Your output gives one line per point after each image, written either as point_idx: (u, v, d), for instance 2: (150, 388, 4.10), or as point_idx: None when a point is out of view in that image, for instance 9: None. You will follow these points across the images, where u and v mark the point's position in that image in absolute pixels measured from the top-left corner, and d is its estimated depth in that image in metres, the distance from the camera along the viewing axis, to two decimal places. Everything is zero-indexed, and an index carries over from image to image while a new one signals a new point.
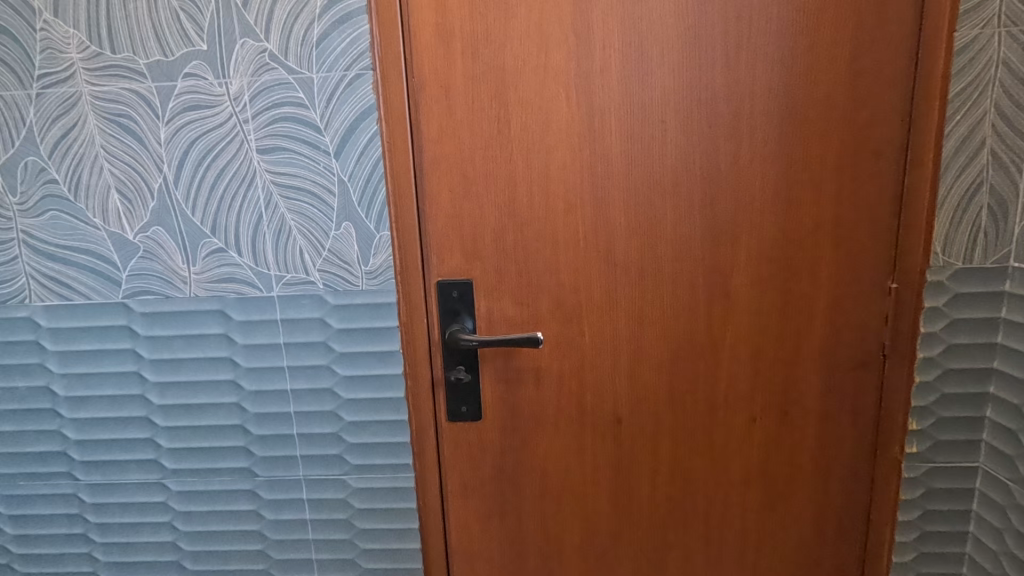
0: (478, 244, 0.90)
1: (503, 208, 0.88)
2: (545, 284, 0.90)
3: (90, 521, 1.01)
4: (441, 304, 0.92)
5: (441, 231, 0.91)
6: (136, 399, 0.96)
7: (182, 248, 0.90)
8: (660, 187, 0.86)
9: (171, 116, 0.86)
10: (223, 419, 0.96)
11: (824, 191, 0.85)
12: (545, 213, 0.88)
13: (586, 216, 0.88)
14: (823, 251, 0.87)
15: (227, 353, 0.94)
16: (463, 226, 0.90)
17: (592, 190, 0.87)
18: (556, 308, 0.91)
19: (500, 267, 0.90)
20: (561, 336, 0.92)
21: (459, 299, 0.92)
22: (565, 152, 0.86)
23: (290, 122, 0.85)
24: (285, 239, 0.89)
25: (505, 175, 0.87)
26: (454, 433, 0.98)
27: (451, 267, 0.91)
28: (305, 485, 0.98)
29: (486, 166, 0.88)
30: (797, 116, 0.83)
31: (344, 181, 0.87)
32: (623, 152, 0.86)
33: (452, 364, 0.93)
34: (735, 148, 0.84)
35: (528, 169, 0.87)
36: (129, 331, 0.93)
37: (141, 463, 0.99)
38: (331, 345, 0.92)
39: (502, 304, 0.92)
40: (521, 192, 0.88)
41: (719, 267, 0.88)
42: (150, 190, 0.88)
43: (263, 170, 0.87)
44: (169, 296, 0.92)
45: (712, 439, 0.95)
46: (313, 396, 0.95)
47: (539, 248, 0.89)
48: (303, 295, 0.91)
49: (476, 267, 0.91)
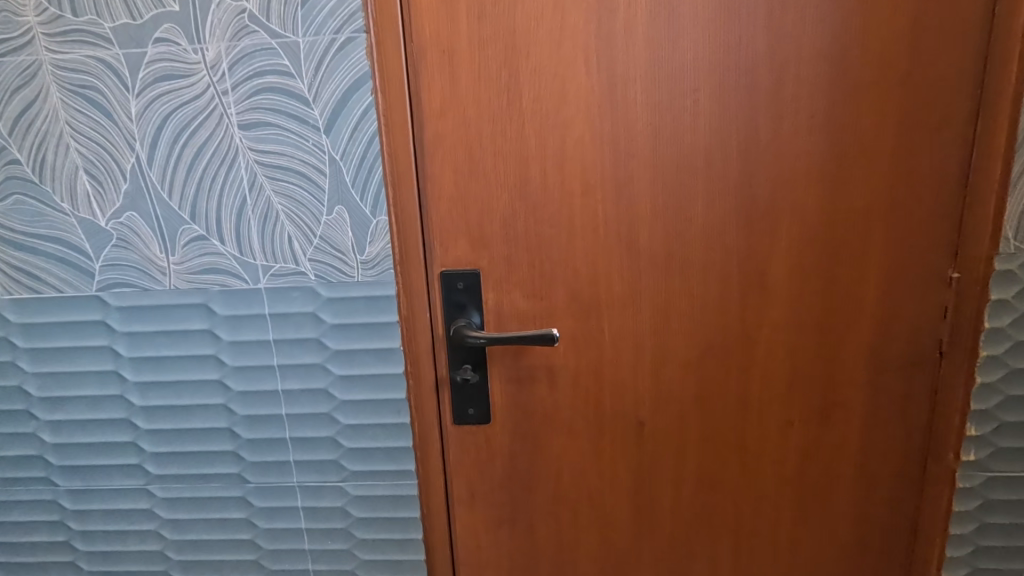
0: (486, 231, 0.81)
1: (514, 190, 0.79)
2: (561, 275, 0.81)
3: (72, 529, 0.94)
4: (445, 297, 0.83)
5: (445, 216, 0.81)
6: (115, 401, 0.88)
7: (159, 236, 0.81)
8: (692, 165, 0.76)
9: (142, 88, 0.77)
10: (210, 422, 0.89)
11: (879, 168, 0.75)
12: (562, 196, 0.78)
13: (607, 199, 0.78)
14: (875, 237, 0.77)
15: (212, 351, 0.86)
16: (469, 210, 0.80)
17: (614, 169, 0.77)
18: (573, 302, 0.82)
19: (511, 256, 0.81)
20: (579, 333, 0.83)
21: (465, 291, 0.83)
22: (584, 125, 0.76)
23: (275, 93, 0.76)
24: (272, 225, 0.81)
25: (516, 153, 0.78)
26: (461, 438, 0.89)
27: (457, 256, 0.82)
28: (300, 492, 0.91)
29: (494, 143, 0.78)
30: (851, 82, 0.73)
31: (336, 159, 0.78)
32: (650, 125, 0.75)
33: (458, 363, 0.85)
34: (779, 120, 0.74)
35: (541, 146, 0.77)
36: (106, 327, 0.85)
37: (124, 468, 0.91)
38: (325, 342, 0.84)
39: (513, 298, 0.83)
40: (534, 172, 0.78)
41: (759, 254, 0.78)
42: (122, 171, 0.80)
43: (245, 148, 0.78)
44: (147, 289, 0.84)
45: (743, 444, 0.86)
46: (306, 397, 0.87)
47: (554, 235, 0.80)
48: (293, 288, 0.83)
49: (485, 256, 0.82)
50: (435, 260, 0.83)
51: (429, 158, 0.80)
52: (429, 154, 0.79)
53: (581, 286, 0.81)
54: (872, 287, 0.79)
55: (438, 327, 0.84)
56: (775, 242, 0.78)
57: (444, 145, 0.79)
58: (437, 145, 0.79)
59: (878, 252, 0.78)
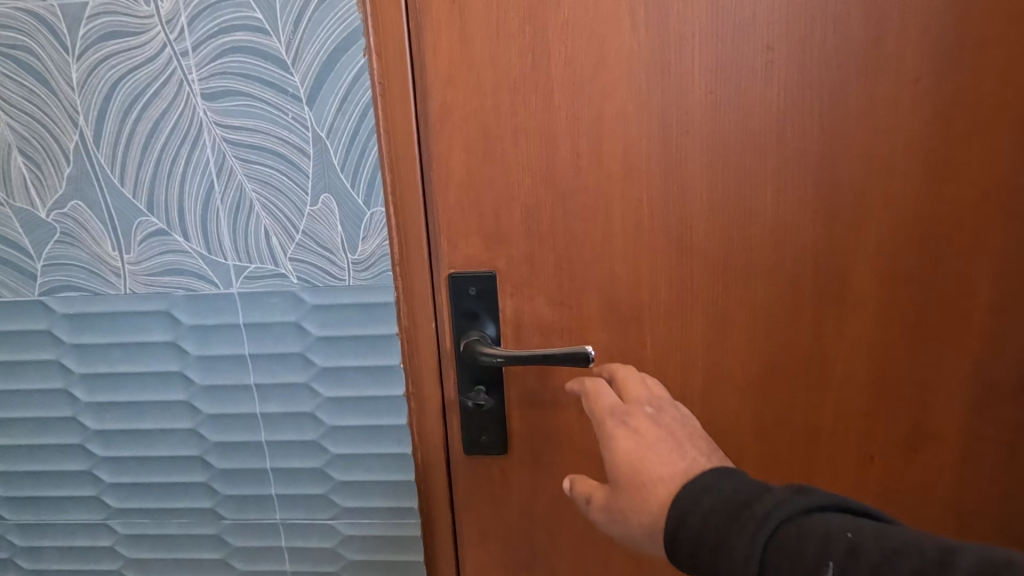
0: (504, 225, 0.66)
1: (539, 175, 0.64)
2: (594, 279, 0.66)
3: (23, 568, 0.82)
4: (454, 305, 0.69)
5: (453, 207, 0.66)
6: (66, 423, 0.75)
7: (111, 230, 0.68)
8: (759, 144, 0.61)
9: (83, 48, 0.63)
10: (177, 449, 0.75)
11: (997, 146, 0.60)
12: (597, 183, 0.64)
13: (652, 187, 0.63)
14: (988, 230, 0.62)
15: (177, 367, 0.72)
16: (484, 200, 0.66)
17: (662, 149, 0.62)
18: (608, 312, 0.67)
19: (533, 257, 0.67)
20: (615, 349, 0.69)
21: (478, 298, 0.68)
22: (628, 95, 0.61)
23: (245, 54, 0.62)
24: (245, 217, 0.67)
25: (542, 129, 0.63)
26: (472, 471, 0.75)
27: (468, 256, 0.68)
28: (284, 530, 0.78)
29: (515, 116, 0.63)
30: (968, 39, 0.58)
31: (321, 137, 0.64)
32: (710, 94, 0.60)
33: (469, 383, 0.70)
34: (872, 87, 0.59)
35: (573, 120, 0.62)
36: (52, 337, 0.72)
37: (79, 500, 0.78)
38: (310, 357, 0.71)
39: (536, 307, 0.68)
40: (564, 152, 0.63)
41: (837, 255, 0.64)
42: (64, 151, 0.66)
43: (210, 123, 0.64)
44: (99, 293, 0.70)
45: (812, 478, 0.71)
46: (288, 422, 0.73)
47: (587, 230, 0.65)
48: (272, 293, 0.69)
49: (502, 256, 0.67)
50: (442, 261, 0.68)
51: (434, 135, 0.64)
52: (434, 131, 0.64)
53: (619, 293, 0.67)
54: (976, 295, 0.64)
55: (444, 341, 0.70)
56: (857, 239, 0.63)
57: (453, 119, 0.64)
58: (444, 119, 0.64)
59: (986, 252, 0.63)
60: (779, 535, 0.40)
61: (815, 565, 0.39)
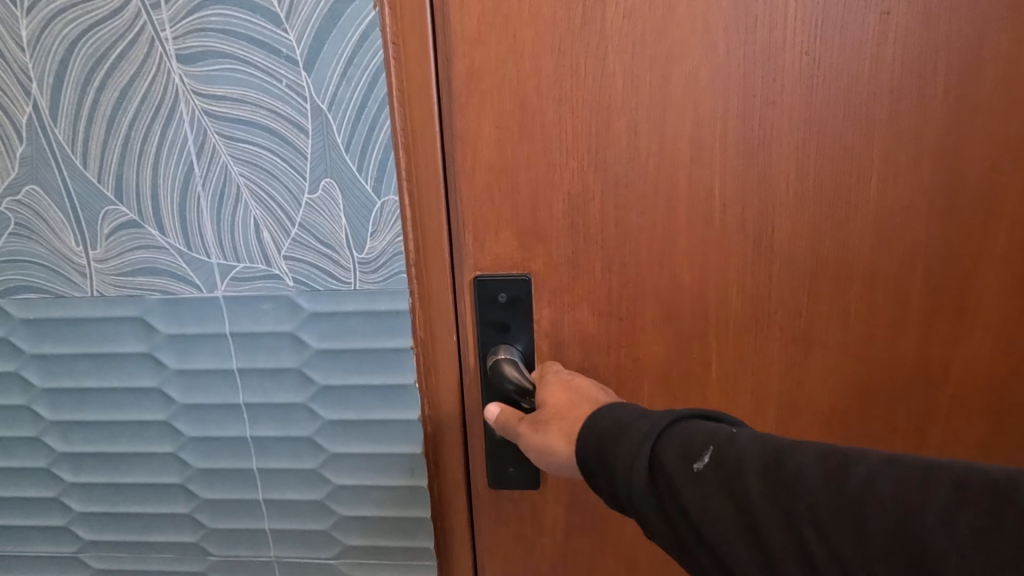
0: (543, 220, 0.55)
1: (587, 159, 0.53)
2: (651, 285, 0.55)
3: None
4: (479, 314, 0.58)
5: (481, 198, 0.55)
6: (30, 444, 0.65)
7: (73, 221, 0.57)
8: (857, 123, 0.51)
9: None
10: (156, 475, 0.65)
11: None
12: (658, 169, 0.52)
13: (726, 174, 0.52)
14: None
15: (154, 382, 0.62)
16: (518, 189, 0.54)
17: (741, 127, 0.51)
18: (666, 324, 0.57)
19: (577, 258, 0.56)
20: (673, 369, 0.58)
21: (508, 307, 0.57)
22: (701, 59, 0.50)
23: (230, 6, 0.51)
24: (231, 206, 0.56)
25: (593, 102, 0.51)
26: (495, 506, 0.64)
27: (498, 256, 0.57)
28: (279, 569, 0.67)
29: (560, 86, 0.51)
30: None
31: (321, 109, 0.52)
32: (807, 55, 0.49)
33: (494, 407, 0.59)
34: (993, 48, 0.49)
35: (631, 91, 0.51)
36: (10, 346, 0.62)
37: (47, 531, 0.68)
38: (308, 374, 0.60)
39: (578, 317, 0.57)
40: (619, 131, 0.52)
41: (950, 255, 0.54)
42: (16, 126, 0.55)
43: (187, 90, 0.53)
44: (62, 296, 0.60)
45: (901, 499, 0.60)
46: (283, 447, 0.63)
47: (645, 227, 0.54)
48: (263, 297, 0.58)
49: (538, 257, 0.56)
50: (466, 263, 0.57)
51: (459, 110, 0.53)
52: (459, 104, 0.53)
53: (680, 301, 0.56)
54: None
55: (468, 357, 0.59)
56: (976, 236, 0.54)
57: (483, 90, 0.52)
58: (472, 89, 0.52)
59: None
60: (671, 438, 0.41)
61: (700, 449, 0.40)
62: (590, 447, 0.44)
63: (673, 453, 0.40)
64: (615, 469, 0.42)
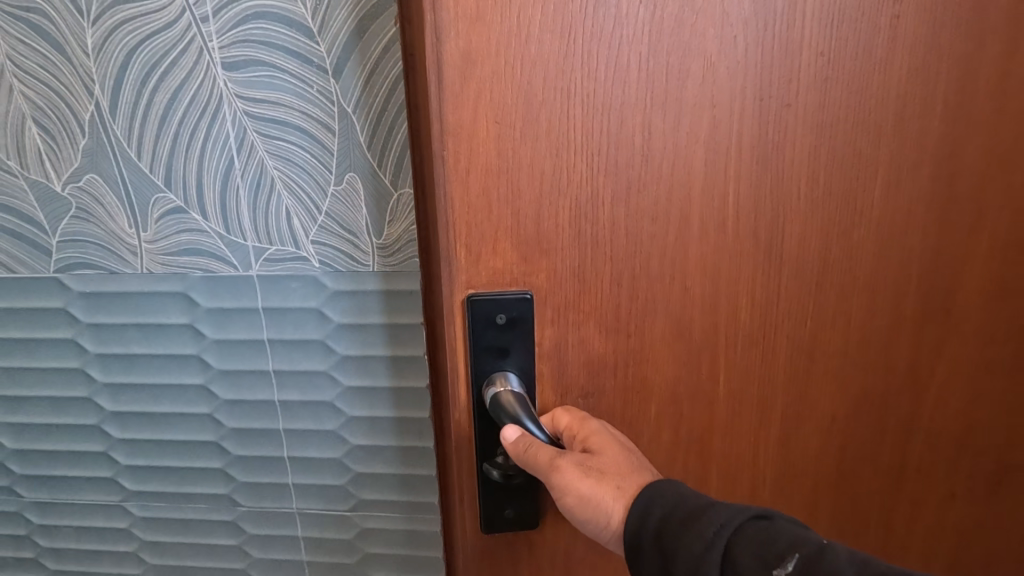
0: (548, 227, 0.44)
1: (598, 158, 0.43)
2: (661, 302, 0.47)
3: (41, 545, 0.81)
4: (473, 341, 0.47)
5: (477, 206, 0.43)
6: (83, 403, 0.73)
7: (126, 206, 0.65)
8: (908, 135, 0.47)
9: (100, 11, 0.59)
10: (194, 433, 0.73)
11: None
12: (673, 173, 0.44)
13: (748, 184, 0.46)
14: None
15: (194, 350, 0.70)
16: (522, 196, 0.43)
17: (767, 124, 0.44)
18: (674, 339, 0.49)
19: (585, 271, 0.46)
20: (681, 389, 0.50)
21: (508, 330, 0.46)
22: (726, 47, 0.42)
23: (269, 20, 0.58)
24: (266, 196, 0.63)
25: (609, 92, 0.42)
26: (488, 557, 0.52)
27: (496, 271, 0.45)
28: (300, 520, 0.76)
29: (569, 73, 0.41)
30: None
31: (347, 112, 0.60)
32: (821, 56, 0.44)
33: (490, 439, 0.49)
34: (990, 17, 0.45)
35: (649, 83, 0.42)
36: (67, 316, 0.70)
37: (96, 481, 0.77)
38: (331, 346, 0.68)
39: (584, 337, 0.48)
40: (634, 127, 0.43)
41: (980, 300, 0.52)
42: (80, 122, 0.63)
43: (230, 94, 0.60)
44: (115, 272, 0.68)
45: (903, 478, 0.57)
46: (307, 411, 0.71)
47: (661, 239, 0.46)
48: (293, 277, 0.66)
49: (541, 270, 0.45)
50: (457, 281, 0.45)
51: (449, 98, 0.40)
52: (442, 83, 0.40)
53: (708, 332, 0.49)
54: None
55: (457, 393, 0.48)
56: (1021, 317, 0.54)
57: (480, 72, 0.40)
58: (469, 73, 0.40)
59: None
60: (741, 535, 0.39)
61: (781, 554, 0.37)
62: (646, 530, 0.41)
63: (749, 553, 0.38)
64: (677, 558, 0.40)
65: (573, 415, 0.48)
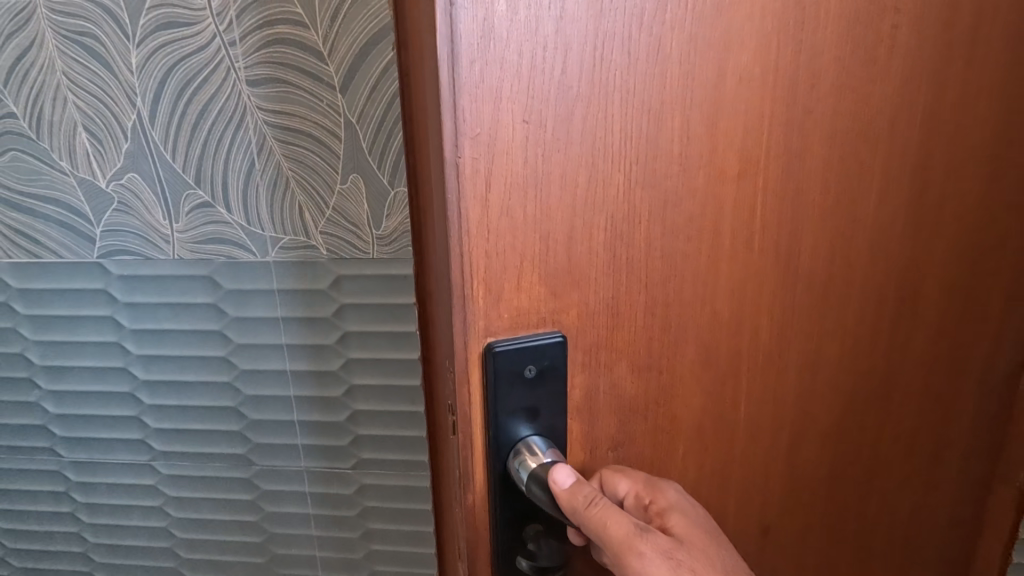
0: (579, 252, 0.35)
1: (637, 168, 0.35)
2: (697, 335, 0.40)
3: (77, 500, 0.92)
4: (490, 396, 0.37)
5: (499, 228, 0.33)
6: (118, 372, 0.84)
7: (161, 201, 0.76)
8: (951, 143, 0.42)
9: (143, 36, 0.70)
10: (215, 399, 0.84)
11: None
12: (709, 183, 0.37)
13: (787, 205, 0.40)
14: None
15: (217, 326, 0.80)
16: (552, 216, 0.34)
17: (808, 133, 0.39)
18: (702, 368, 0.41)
19: (618, 303, 0.37)
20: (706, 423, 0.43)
21: (536, 385, 0.37)
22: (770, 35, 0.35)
23: (285, 45, 0.68)
24: (282, 194, 0.74)
25: (645, 91, 0.33)
26: None
27: (521, 312, 0.35)
28: (307, 477, 0.87)
29: (605, 69, 0.32)
30: None
31: (351, 122, 0.71)
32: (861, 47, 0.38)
33: (517, 514, 0.40)
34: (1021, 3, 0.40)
35: (686, 82, 0.34)
36: (107, 296, 0.80)
37: (127, 442, 0.88)
38: (336, 322, 0.78)
39: (614, 380, 0.39)
40: (671, 133, 0.35)
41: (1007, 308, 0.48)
42: (122, 128, 0.74)
43: (252, 106, 0.71)
44: (150, 258, 0.78)
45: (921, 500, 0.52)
46: (315, 379, 0.82)
47: (700, 270, 0.39)
48: (304, 263, 0.77)
49: (571, 305, 0.36)
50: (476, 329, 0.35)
51: (452, 93, 0.30)
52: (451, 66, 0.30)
53: (756, 376, 0.43)
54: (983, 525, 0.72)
55: (468, 459, 0.38)
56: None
57: (504, 59, 0.30)
58: (486, 59, 0.30)
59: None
60: None
61: None
62: None
63: None
64: None
65: (633, 477, 0.41)
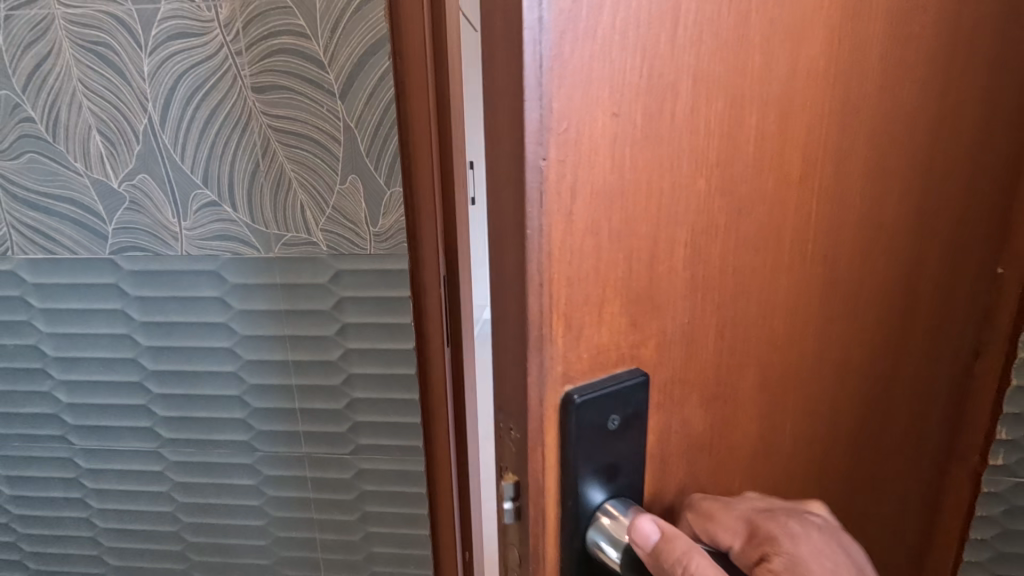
0: (660, 281, 0.34)
1: (708, 182, 0.34)
2: (750, 347, 0.41)
3: (87, 486, 0.96)
4: (567, 448, 0.34)
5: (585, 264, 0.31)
6: (128, 363, 0.89)
7: (171, 200, 0.81)
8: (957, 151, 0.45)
9: (154, 46, 0.74)
10: (221, 388, 0.89)
11: None
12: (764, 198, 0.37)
13: (826, 214, 0.41)
14: None
15: (223, 318, 0.85)
16: (636, 248, 0.33)
17: (844, 145, 0.39)
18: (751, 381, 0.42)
19: (688, 321, 0.37)
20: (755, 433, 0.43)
21: (619, 435, 0.35)
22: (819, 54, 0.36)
23: (289, 54, 0.73)
24: (284, 193, 0.79)
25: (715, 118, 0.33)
26: None
27: (603, 351, 0.33)
28: (308, 462, 0.91)
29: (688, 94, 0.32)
30: None
31: (350, 126, 0.75)
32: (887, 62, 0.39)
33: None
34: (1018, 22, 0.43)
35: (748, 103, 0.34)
36: (118, 290, 0.85)
37: (136, 430, 0.92)
38: (336, 314, 0.83)
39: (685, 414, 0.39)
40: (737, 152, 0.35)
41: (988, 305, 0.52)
42: (135, 132, 0.78)
43: (257, 112, 0.76)
44: (159, 254, 0.83)
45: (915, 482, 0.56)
46: (316, 368, 0.86)
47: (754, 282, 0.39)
48: (305, 259, 0.81)
49: (650, 337, 0.35)
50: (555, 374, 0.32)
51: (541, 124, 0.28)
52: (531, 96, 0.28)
53: (799, 383, 0.44)
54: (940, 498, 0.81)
55: (543, 519, 0.35)
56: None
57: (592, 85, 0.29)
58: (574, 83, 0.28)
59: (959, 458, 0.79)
60: None
61: None
62: None
63: None
64: None
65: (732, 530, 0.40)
